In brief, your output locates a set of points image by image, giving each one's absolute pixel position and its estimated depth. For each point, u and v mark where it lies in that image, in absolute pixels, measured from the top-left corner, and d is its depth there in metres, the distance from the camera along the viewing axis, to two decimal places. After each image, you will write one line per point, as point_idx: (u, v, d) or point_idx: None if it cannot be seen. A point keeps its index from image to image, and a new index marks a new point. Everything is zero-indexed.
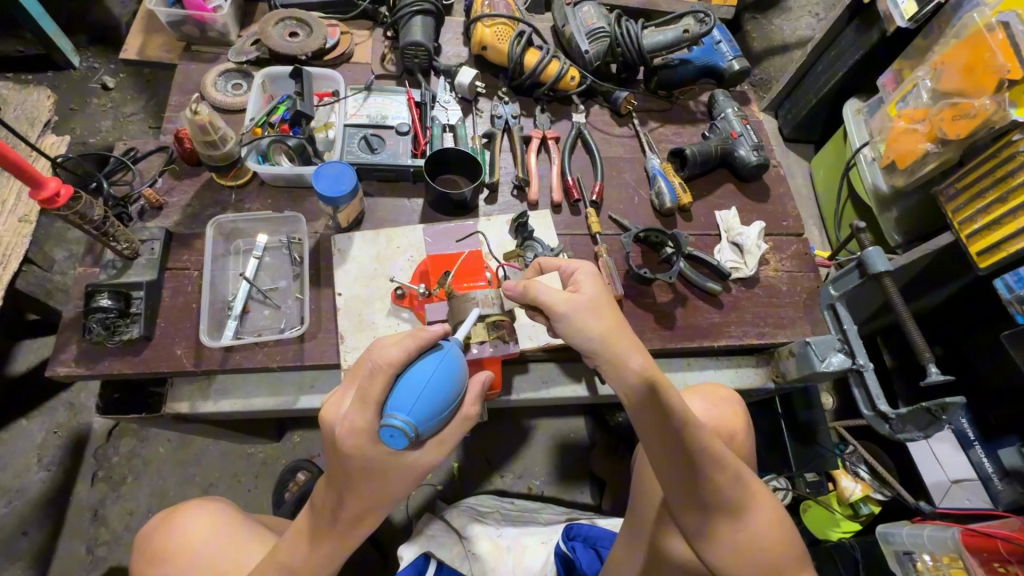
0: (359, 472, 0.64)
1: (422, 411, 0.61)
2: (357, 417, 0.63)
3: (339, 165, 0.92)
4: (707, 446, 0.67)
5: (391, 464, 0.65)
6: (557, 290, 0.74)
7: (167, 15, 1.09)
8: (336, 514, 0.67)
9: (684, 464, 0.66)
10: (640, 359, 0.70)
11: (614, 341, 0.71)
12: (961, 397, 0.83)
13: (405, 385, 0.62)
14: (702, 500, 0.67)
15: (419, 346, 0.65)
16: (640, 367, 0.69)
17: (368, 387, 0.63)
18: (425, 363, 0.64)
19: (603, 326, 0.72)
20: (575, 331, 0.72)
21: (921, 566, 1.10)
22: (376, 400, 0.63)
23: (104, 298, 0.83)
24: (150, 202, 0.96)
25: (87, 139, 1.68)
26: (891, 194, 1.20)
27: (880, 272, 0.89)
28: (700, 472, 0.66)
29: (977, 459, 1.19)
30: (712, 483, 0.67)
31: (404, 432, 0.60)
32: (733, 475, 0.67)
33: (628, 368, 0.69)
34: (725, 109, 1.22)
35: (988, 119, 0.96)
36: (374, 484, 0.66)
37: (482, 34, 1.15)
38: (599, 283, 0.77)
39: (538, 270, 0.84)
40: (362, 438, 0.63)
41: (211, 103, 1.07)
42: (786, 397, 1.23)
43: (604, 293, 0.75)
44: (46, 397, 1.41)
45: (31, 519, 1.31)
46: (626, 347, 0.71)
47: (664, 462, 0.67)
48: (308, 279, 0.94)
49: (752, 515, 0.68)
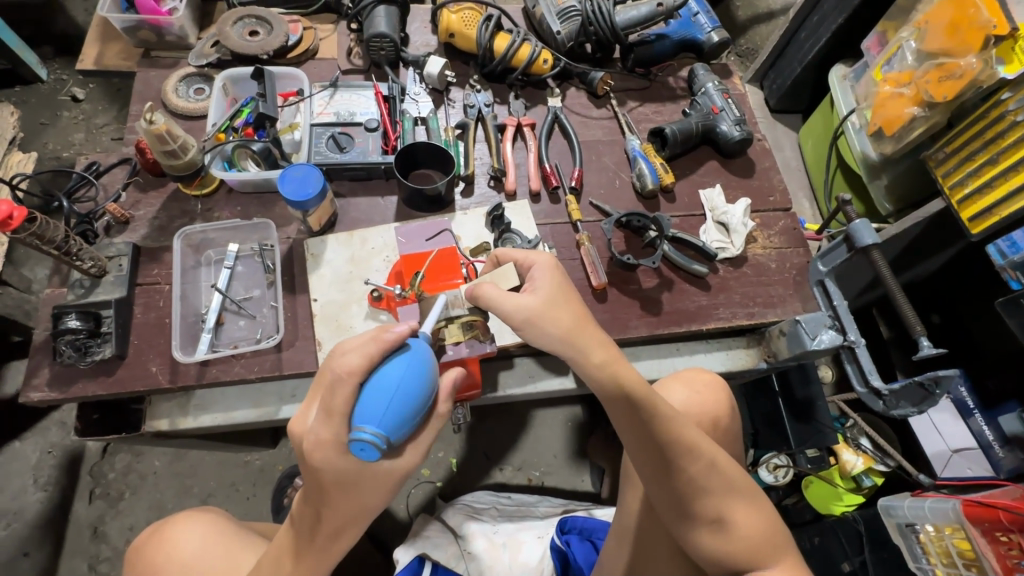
0: (331, 484, 0.63)
1: (393, 421, 0.59)
2: (323, 430, 0.61)
3: (305, 167, 0.89)
4: (680, 434, 0.66)
5: (365, 474, 0.63)
6: (508, 296, 0.71)
7: (121, 21, 1.05)
8: (315, 529, 0.66)
9: (656, 455, 0.66)
10: (602, 352, 0.69)
11: (578, 341, 0.69)
12: (955, 369, 0.80)
13: (371, 393, 0.60)
14: (679, 491, 0.66)
15: (383, 349, 0.63)
16: (602, 361, 0.68)
17: (332, 398, 0.61)
18: (392, 367, 0.62)
19: (566, 327, 0.69)
20: (537, 333, 0.70)
21: (923, 537, 1.11)
22: (341, 412, 0.60)
23: (71, 319, 0.81)
24: (116, 217, 0.94)
25: (60, 153, 1.65)
26: (881, 162, 1.16)
27: (868, 246, 0.86)
28: (674, 463, 0.66)
29: (977, 427, 1.17)
30: (687, 474, 0.66)
31: (375, 444, 0.58)
32: (709, 465, 0.66)
33: (589, 362, 0.68)
34: (705, 84, 1.18)
35: (975, 79, 0.92)
36: (348, 498, 0.64)
37: (448, 21, 1.11)
38: (559, 281, 0.74)
39: (497, 262, 0.81)
40: (329, 450, 0.61)
41: (171, 111, 1.04)
42: (783, 374, 1.21)
43: (559, 287, 0.73)
44: (38, 418, 1.40)
45: (31, 540, 1.31)
46: (589, 343, 0.69)
47: (638, 453, 0.68)
48: (282, 286, 0.92)
49: (731, 506, 0.66)
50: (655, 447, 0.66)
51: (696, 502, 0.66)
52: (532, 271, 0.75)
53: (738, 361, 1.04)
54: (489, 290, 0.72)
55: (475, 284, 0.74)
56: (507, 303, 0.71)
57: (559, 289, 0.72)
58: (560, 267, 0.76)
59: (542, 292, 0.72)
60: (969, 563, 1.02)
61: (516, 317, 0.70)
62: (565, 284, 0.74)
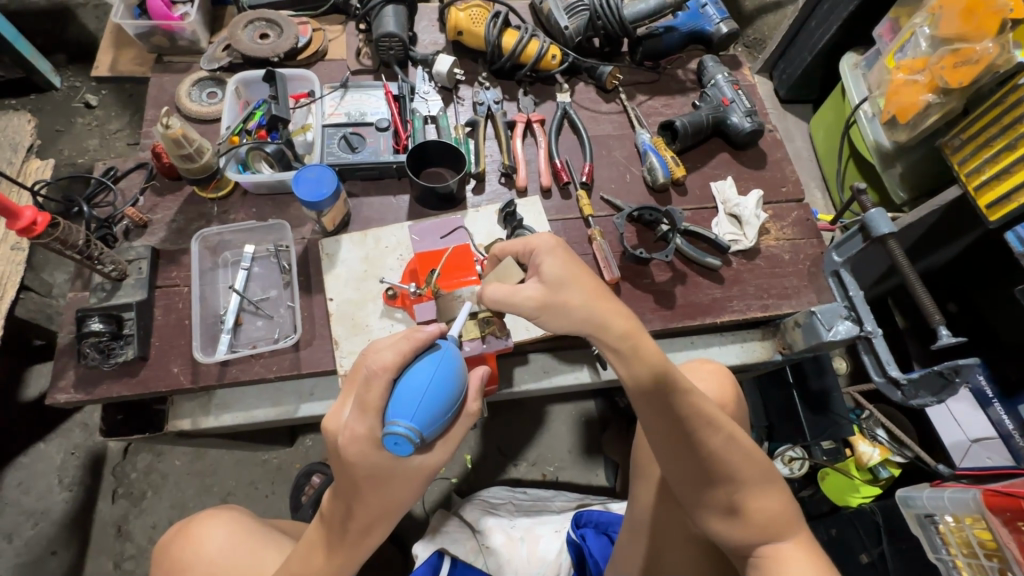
0: (363, 479, 0.63)
1: (426, 416, 0.60)
2: (358, 425, 0.62)
3: (318, 168, 0.90)
4: (700, 408, 0.66)
5: (397, 469, 0.64)
6: (515, 290, 0.72)
7: (134, 27, 1.07)
8: (346, 525, 0.67)
9: (675, 428, 0.67)
10: (621, 322, 0.70)
11: (596, 315, 0.70)
12: (976, 357, 0.79)
13: (404, 390, 0.61)
14: (699, 466, 0.66)
15: (415, 347, 0.64)
16: (623, 331, 0.69)
17: (366, 394, 0.62)
18: (424, 364, 0.63)
19: (580, 308, 0.70)
20: (559, 316, 0.71)
21: (943, 527, 1.09)
22: (376, 407, 0.62)
23: (94, 322, 0.83)
24: (135, 221, 0.95)
25: (76, 159, 1.68)
26: (895, 150, 1.15)
27: (885, 235, 0.85)
28: (692, 437, 0.66)
29: (996, 417, 1.16)
30: (707, 448, 0.66)
31: (409, 439, 0.59)
32: (727, 440, 0.66)
33: (611, 334, 0.69)
34: (715, 75, 1.17)
35: (992, 64, 0.93)
36: (379, 494, 0.65)
37: (456, 19, 1.11)
38: (563, 258, 0.73)
39: (497, 259, 0.81)
40: (364, 445, 0.62)
41: (185, 115, 1.05)
42: (797, 366, 1.20)
43: (566, 268, 0.72)
44: (61, 420, 1.42)
45: (59, 539, 1.34)
46: (606, 315, 0.70)
47: (656, 430, 0.69)
48: (298, 286, 0.93)
49: (748, 484, 0.66)
50: (673, 422, 0.67)
51: (715, 478, 0.66)
52: (536, 256, 0.75)
53: (753, 353, 1.03)
54: (495, 291, 0.72)
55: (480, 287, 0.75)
56: (518, 299, 0.71)
57: (565, 269, 0.72)
58: (562, 244, 0.75)
59: (549, 276, 0.72)
60: (990, 552, 0.99)
61: (530, 307, 0.71)
62: (569, 260, 0.74)
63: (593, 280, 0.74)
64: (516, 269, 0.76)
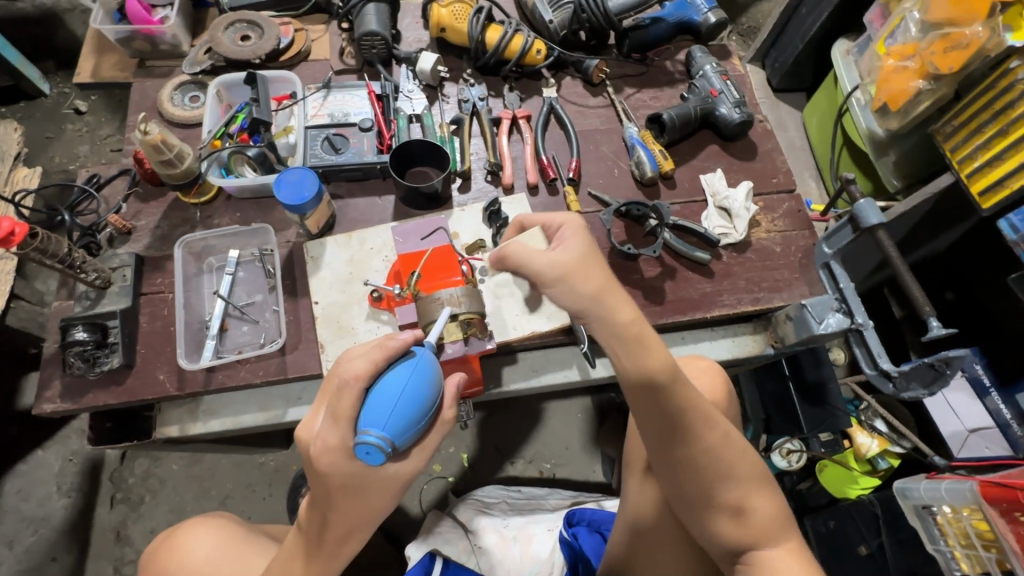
0: (337, 488, 0.63)
1: (397, 425, 0.60)
2: (331, 435, 0.62)
3: (299, 171, 0.89)
4: (698, 404, 0.66)
5: (371, 478, 0.64)
6: (541, 253, 0.69)
7: (114, 32, 1.06)
8: (322, 534, 0.67)
9: (672, 423, 0.66)
10: (628, 311, 0.67)
11: (607, 299, 0.67)
12: (967, 349, 0.78)
13: (377, 398, 0.61)
14: (695, 463, 0.66)
15: (387, 356, 0.64)
16: (630, 319, 0.66)
17: (339, 403, 0.62)
18: (397, 371, 0.63)
19: (596, 286, 0.67)
20: (570, 295, 0.67)
21: (941, 518, 1.08)
22: (348, 416, 0.62)
23: (79, 331, 0.83)
24: (118, 228, 0.95)
25: (67, 166, 1.67)
26: (888, 138, 1.12)
27: (874, 226, 0.84)
28: (688, 434, 0.66)
29: (994, 407, 1.15)
30: (703, 444, 0.66)
31: (380, 448, 0.59)
32: (724, 436, 0.67)
33: (616, 322, 0.66)
34: (703, 66, 1.16)
35: (983, 48, 0.90)
36: (354, 502, 0.65)
37: (439, 15, 1.10)
38: (588, 239, 0.72)
39: (520, 228, 0.81)
40: (337, 455, 0.62)
41: (168, 120, 1.04)
42: (793, 358, 1.18)
43: (587, 247, 0.70)
44: (58, 427, 1.43)
45: (59, 545, 1.35)
46: (615, 301, 0.67)
47: (651, 428, 0.67)
48: (283, 290, 0.93)
49: (742, 481, 0.66)
50: (670, 419, 0.66)
51: (708, 480, 0.66)
52: (563, 230, 0.74)
53: (745, 347, 1.02)
54: (518, 248, 0.70)
55: (502, 247, 0.72)
56: (540, 260, 0.69)
57: (591, 247, 0.71)
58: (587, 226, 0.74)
59: (572, 249, 0.70)
60: (988, 543, 0.99)
61: (548, 275, 0.68)
62: (593, 242, 0.72)
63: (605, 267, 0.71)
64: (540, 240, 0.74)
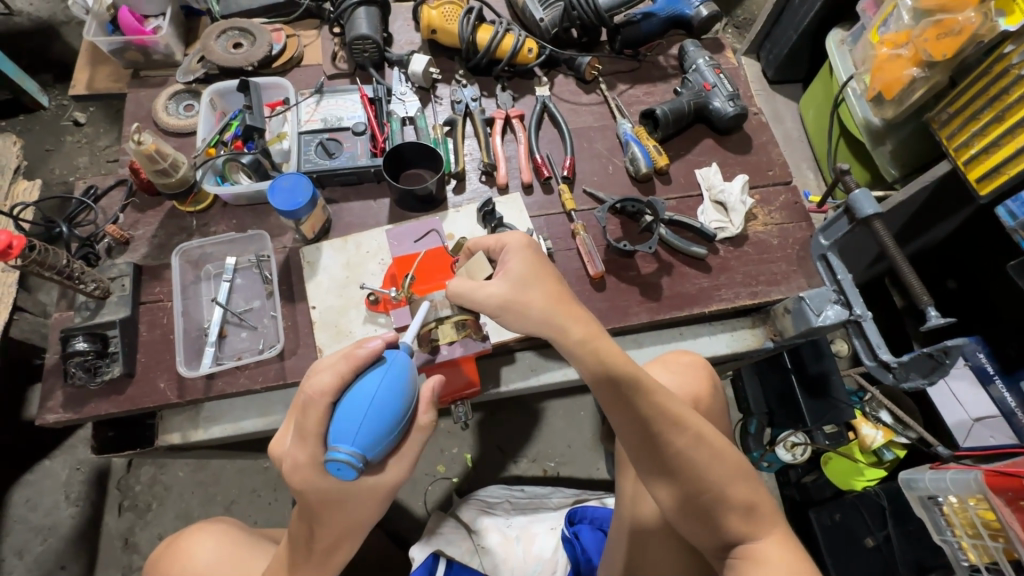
0: (318, 504, 0.65)
1: (367, 438, 0.60)
2: (299, 452, 0.62)
3: (293, 177, 0.89)
4: (664, 407, 0.67)
5: (349, 492, 0.65)
6: (481, 286, 0.74)
7: (107, 44, 1.07)
8: (310, 546, 0.68)
9: (641, 428, 0.67)
10: (581, 328, 0.71)
11: (555, 318, 0.71)
12: (963, 337, 0.82)
13: (344, 412, 0.61)
14: (667, 467, 0.66)
15: (355, 367, 0.63)
16: (581, 335, 0.70)
17: (305, 421, 0.62)
18: (368, 379, 0.63)
19: (540, 308, 0.71)
20: (519, 318, 0.72)
21: (946, 509, 1.07)
22: (316, 432, 0.62)
23: (78, 342, 0.84)
24: (116, 238, 0.96)
25: (67, 178, 1.69)
26: (885, 127, 1.11)
27: (869, 216, 0.83)
28: (659, 437, 0.67)
29: (999, 395, 1.14)
30: (673, 447, 0.66)
31: (350, 464, 0.58)
32: (695, 437, 0.67)
33: (569, 338, 0.70)
34: (696, 60, 1.15)
35: (976, 34, 0.90)
36: (337, 514, 0.66)
37: (429, 17, 1.10)
38: (530, 259, 0.75)
39: (469, 253, 0.82)
40: (308, 471, 0.62)
41: (163, 130, 1.05)
42: (794, 350, 1.17)
43: (529, 267, 0.74)
44: (64, 436, 1.44)
45: (68, 553, 1.36)
46: (566, 318, 0.71)
47: (625, 432, 0.69)
48: (281, 296, 0.93)
49: (726, 484, 0.66)
50: (639, 424, 0.67)
51: (687, 481, 0.66)
52: (505, 252, 0.77)
53: (744, 342, 1.01)
54: (460, 285, 0.74)
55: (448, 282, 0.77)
56: (480, 293, 0.73)
57: (530, 268, 0.74)
58: (531, 245, 0.77)
59: (513, 274, 0.73)
60: (994, 532, 0.98)
61: (493, 304, 0.72)
62: (536, 260, 0.75)
63: (557, 283, 0.75)
64: (484, 266, 0.78)
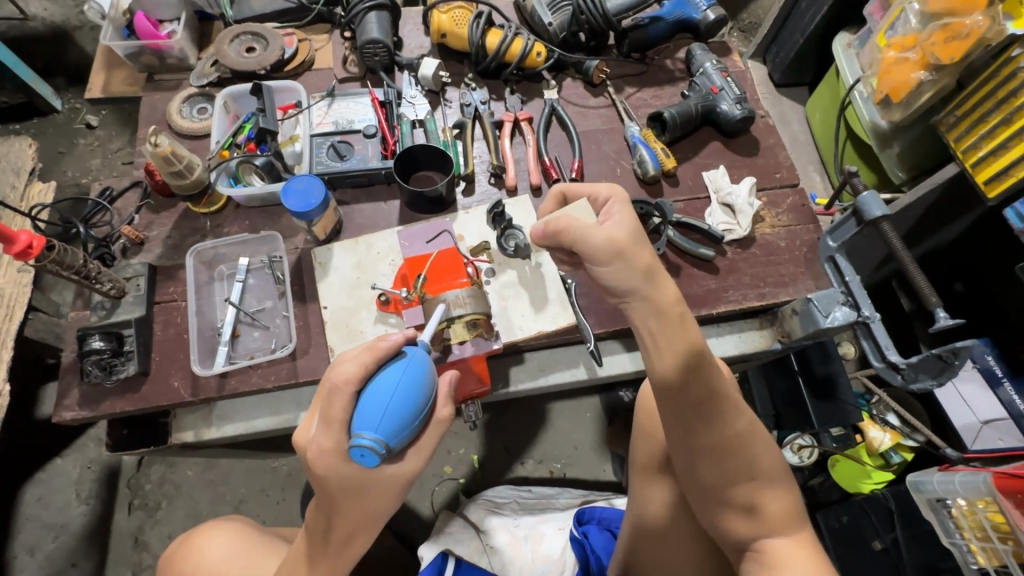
0: (336, 492, 0.66)
1: (390, 426, 0.62)
2: (324, 439, 0.64)
3: (306, 178, 0.91)
4: (726, 391, 0.66)
5: (370, 479, 0.66)
6: (597, 227, 0.66)
7: (123, 48, 1.09)
8: (327, 535, 0.69)
9: (704, 410, 0.65)
10: (670, 287, 0.66)
11: (654, 277, 0.65)
12: (974, 339, 0.78)
13: (367, 402, 0.62)
14: (724, 452, 0.66)
15: (378, 358, 0.65)
16: (672, 297, 0.65)
17: (331, 408, 0.64)
18: (388, 373, 0.64)
19: (646, 262, 0.65)
20: (619, 275, 0.65)
21: (955, 511, 1.07)
22: (341, 420, 0.63)
23: (96, 340, 0.85)
24: (131, 239, 0.97)
25: (79, 180, 1.71)
26: (891, 130, 1.11)
27: (877, 218, 0.84)
28: (723, 419, 0.66)
29: (1006, 397, 1.16)
30: (733, 430, 0.66)
31: (374, 450, 0.60)
32: (750, 421, 0.67)
33: (661, 297, 0.65)
34: (703, 64, 1.16)
35: (983, 37, 0.90)
36: (355, 503, 0.67)
37: (439, 21, 1.11)
38: (632, 216, 0.70)
39: (562, 198, 0.79)
40: (331, 458, 0.64)
41: (177, 132, 1.07)
42: (801, 352, 1.17)
43: (635, 223, 0.69)
44: (76, 435, 1.45)
45: (79, 552, 1.38)
46: (659, 280, 0.66)
47: (685, 413, 0.65)
48: (292, 296, 0.94)
49: (767, 470, 0.67)
50: (702, 405, 0.65)
51: (739, 466, 0.66)
52: (608, 208, 0.71)
53: (751, 343, 1.02)
54: (578, 221, 0.66)
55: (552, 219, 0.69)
56: (589, 239, 0.66)
57: (638, 225, 0.69)
58: (637, 202, 0.72)
59: (620, 228, 0.68)
60: (1004, 535, 0.97)
61: (600, 253, 0.65)
62: (637, 217, 0.70)
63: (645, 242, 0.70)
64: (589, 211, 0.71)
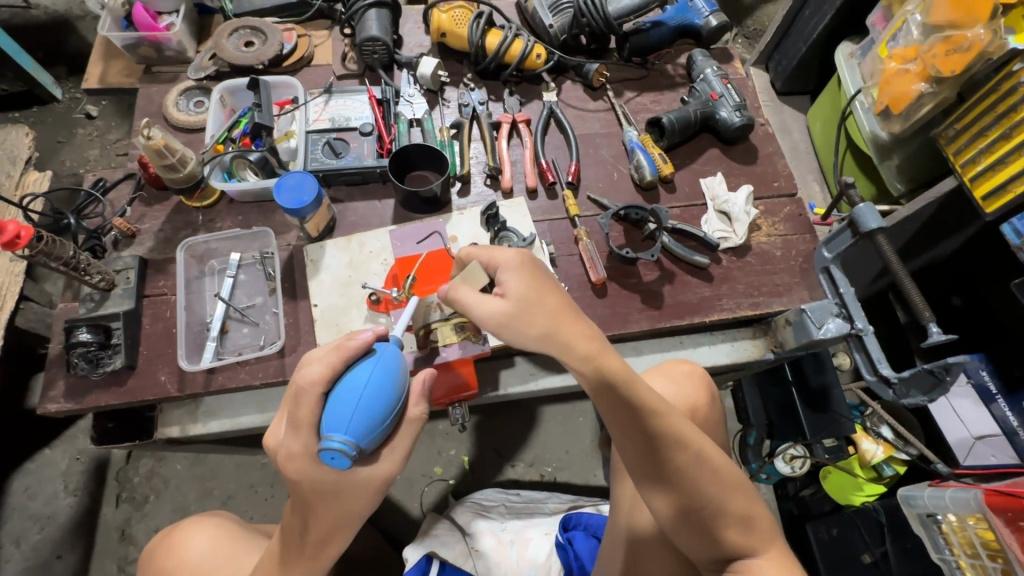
0: (311, 495, 0.65)
1: (360, 426, 0.61)
2: (293, 443, 0.63)
3: (299, 175, 0.90)
4: (670, 426, 0.67)
5: (344, 483, 0.65)
6: (484, 300, 0.71)
7: (121, 39, 1.08)
8: (304, 537, 0.68)
9: (643, 445, 0.67)
10: (584, 344, 0.68)
11: (557, 334, 0.68)
12: (966, 357, 0.75)
13: (337, 403, 0.62)
14: (669, 485, 0.66)
15: (346, 358, 0.65)
16: (585, 353, 0.67)
17: (298, 411, 0.63)
18: (357, 372, 0.64)
19: (541, 328, 0.68)
20: (518, 336, 0.69)
21: (945, 527, 1.05)
22: (309, 422, 0.63)
23: (82, 332, 0.84)
24: (122, 231, 0.97)
25: (77, 170, 1.71)
26: (890, 142, 1.11)
27: (873, 230, 0.83)
28: (665, 454, 0.66)
29: (1000, 414, 1.13)
30: (675, 463, 0.66)
31: (344, 452, 0.60)
32: (697, 455, 0.67)
33: (574, 354, 0.67)
34: (703, 70, 1.15)
35: (984, 51, 0.89)
36: (331, 505, 0.67)
37: (439, 20, 1.11)
38: (528, 276, 0.72)
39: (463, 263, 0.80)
40: (301, 462, 0.63)
41: (173, 125, 1.06)
42: (795, 362, 1.16)
43: (530, 285, 0.71)
44: (65, 426, 1.45)
45: (65, 543, 1.37)
46: (570, 336, 0.68)
47: (627, 445, 0.68)
48: (282, 293, 0.93)
49: (727, 497, 0.66)
50: (642, 439, 0.67)
51: (688, 498, 0.66)
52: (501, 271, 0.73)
53: (744, 352, 1.01)
54: (465, 294, 0.71)
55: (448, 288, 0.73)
56: (483, 308, 0.70)
57: (533, 287, 0.71)
58: (528, 258, 0.74)
59: (515, 293, 0.70)
60: (993, 553, 0.96)
61: (492, 322, 0.70)
62: (535, 276, 0.73)
63: (557, 293, 0.72)
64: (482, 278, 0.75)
